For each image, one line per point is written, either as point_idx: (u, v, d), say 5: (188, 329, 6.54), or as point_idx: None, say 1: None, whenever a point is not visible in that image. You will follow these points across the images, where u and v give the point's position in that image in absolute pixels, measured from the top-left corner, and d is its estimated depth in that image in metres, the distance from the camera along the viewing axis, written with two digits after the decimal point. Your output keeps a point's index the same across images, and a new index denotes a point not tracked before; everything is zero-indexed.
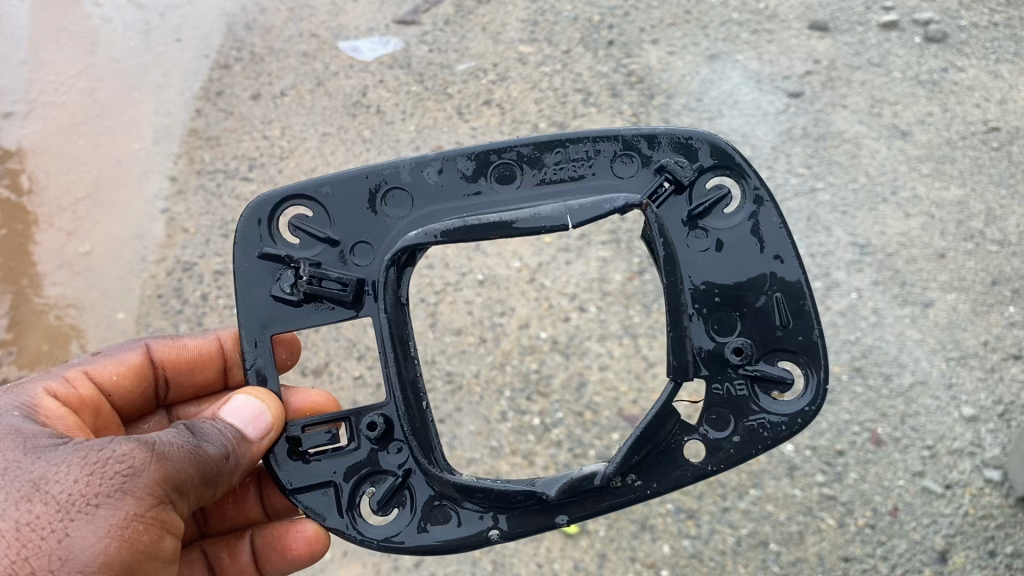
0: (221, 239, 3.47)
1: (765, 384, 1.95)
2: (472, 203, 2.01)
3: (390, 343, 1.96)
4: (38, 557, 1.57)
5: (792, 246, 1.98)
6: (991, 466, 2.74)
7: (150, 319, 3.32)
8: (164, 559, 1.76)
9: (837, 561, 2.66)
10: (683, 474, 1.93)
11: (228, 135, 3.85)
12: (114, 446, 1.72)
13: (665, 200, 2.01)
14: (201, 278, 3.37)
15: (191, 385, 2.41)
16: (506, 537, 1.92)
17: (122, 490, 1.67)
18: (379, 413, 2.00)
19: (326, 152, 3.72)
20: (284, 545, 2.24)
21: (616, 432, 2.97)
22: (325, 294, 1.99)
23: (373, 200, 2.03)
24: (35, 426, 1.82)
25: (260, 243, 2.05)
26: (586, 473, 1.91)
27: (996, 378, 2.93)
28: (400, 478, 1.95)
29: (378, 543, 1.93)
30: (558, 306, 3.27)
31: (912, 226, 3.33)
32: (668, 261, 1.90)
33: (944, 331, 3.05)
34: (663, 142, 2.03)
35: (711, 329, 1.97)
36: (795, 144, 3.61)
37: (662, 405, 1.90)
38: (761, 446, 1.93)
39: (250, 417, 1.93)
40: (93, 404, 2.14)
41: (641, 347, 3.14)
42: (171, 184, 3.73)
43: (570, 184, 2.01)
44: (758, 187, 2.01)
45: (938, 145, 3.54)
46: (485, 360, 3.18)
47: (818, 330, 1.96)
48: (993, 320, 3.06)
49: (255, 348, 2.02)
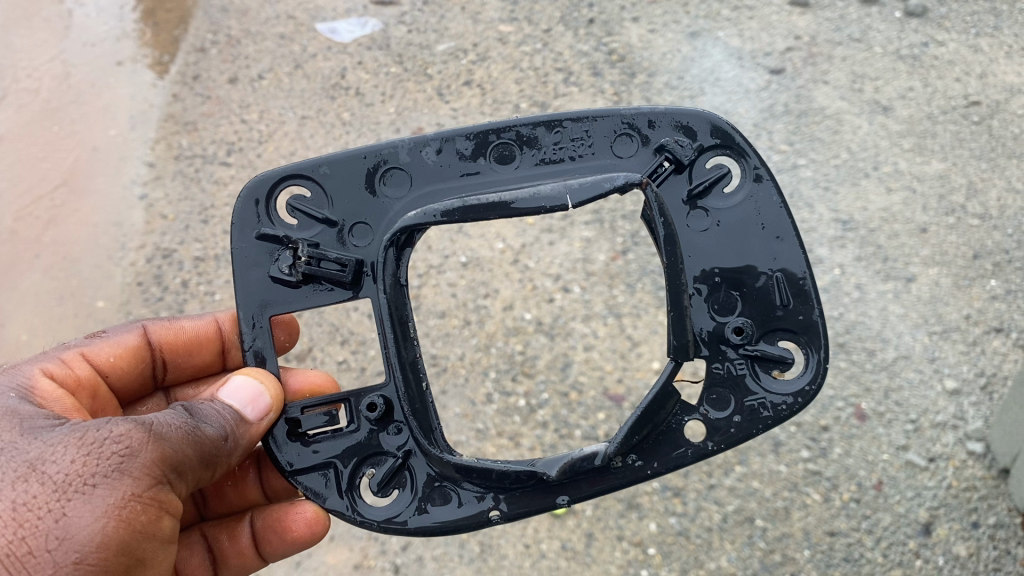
0: (201, 225, 3.44)
1: (766, 363, 1.93)
2: (472, 183, 1.97)
3: (389, 325, 1.93)
4: (36, 537, 1.53)
5: (791, 224, 1.96)
6: (974, 438, 2.75)
7: (130, 307, 3.28)
8: (163, 540, 1.72)
9: (823, 536, 2.66)
10: (683, 454, 1.91)
11: (206, 120, 3.81)
12: (111, 426, 1.67)
13: (665, 179, 1.98)
14: (181, 265, 3.34)
15: (189, 366, 2.37)
16: (506, 518, 1.90)
17: (120, 470, 1.62)
18: (379, 394, 1.96)
19: (305, 135, 3.68)
20: (284, 528, 2.17)
21: (602, 412, 2.97)
22: (323, 275, 1.95)
23: (371, 180, 1.99)
24: (34, 407, 1.78)
25: (258, 224, 2.00)
26: (586, 453, 1.87)
27: (978, 351, 2.94)
28: (399, 459, 1.92)
29: (378, 524, 1.90)
30: (542, 287, 3.26)
31: (894, 201, 3.34)
32: (667, 241, 1.87)
33: (926, 305, 3.07)
34: (663, 122, 1.99)
35: (711, 309, 1.94)
36: (777, 121, 3.60)
37: (662, 385, 1.88)
38: (762, 425, 1.90)
39: (250, 398, 1.88)
40: (91, 385, 2.10)
41: (625, 327, 3.14)
42: (149, 170, 3.69)
43: (569, 164, 1.98)
44: (758, 166, 1.98)
45: (919, 120, 3.54)
46: (470, 343, 3.17)
47: (818, 310, 1.92)
48: (975, 294, 3.07)
49: (254, 330, 1.97)
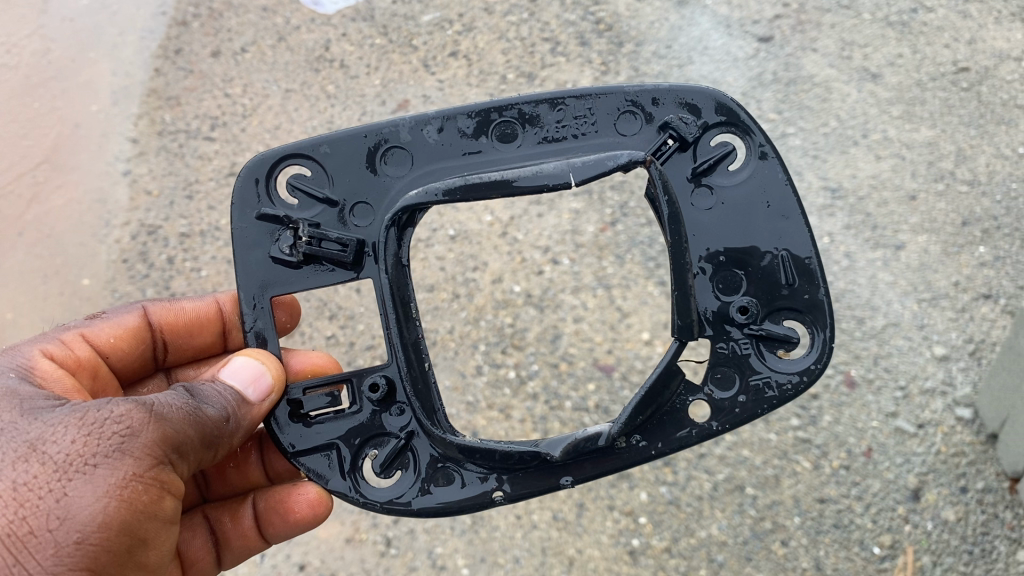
0: (186, 200, 3.41)
1: (771, 343, 1.92)
2: (474, 162, 1.96)
3: (391, 305, 1.92)
4: (36, 517, 1.52)
5: (796, 202, 1.95)
6: (963, 404, 2.76)
7: (116, 285, 3.26)
8: (163, 520, 1.71)
9: (813, 503, 2.67)
10: (687, 435, 1.89)
11: (189, 94, 3.76)
12: (111, 406, 1.66)
13: (668, 158, 1.97)
14: (166, 242, 3.31)
15: (190, 348, 2.36)
16: (509, 499, 1.89)
17: (121, 450, 1.61)
18: (381, 374, 1.96)
19: (290, 109, 3.63)
20: (287, 509, 2.17)
21: (592, 383, 2.96)
22: (324, 255, 1.94)
23: (372, 160, 1.98)
24: (33, 388, 1.76)
25: (259, 204, 1.99)
26: (591, 433, 1.86)
27: (967, 317, 2.94)
28: (402, 439, 1.92)
29: (380, 506, 1.89)
30: (532, 259, 3.24)
31: (883, 169, 3.33)
32: (672, 220, 1.87)
33: (915, 273, 3.07)
34: (666, 100, 1.99)
35: (716, 288, 1.94)
36: (765, 89, 3.57)
37: (667, 365, 1.86)
38: (767, 405, 1.90)
39: (247, 378, 1.88)
40: (91, 366, 2.07)
41: (615, 298, 3.13)
42: (132, 146, 3.64)
43: (572, 142, 1.97)
44: (763, 143, 1.97)
45: (909, 87, 3.52)
46: (459, 316, 3.16)
47: (824, 289, 1.92)
48: (963, 261, 3.07)
49: (255, 310, 1.96)
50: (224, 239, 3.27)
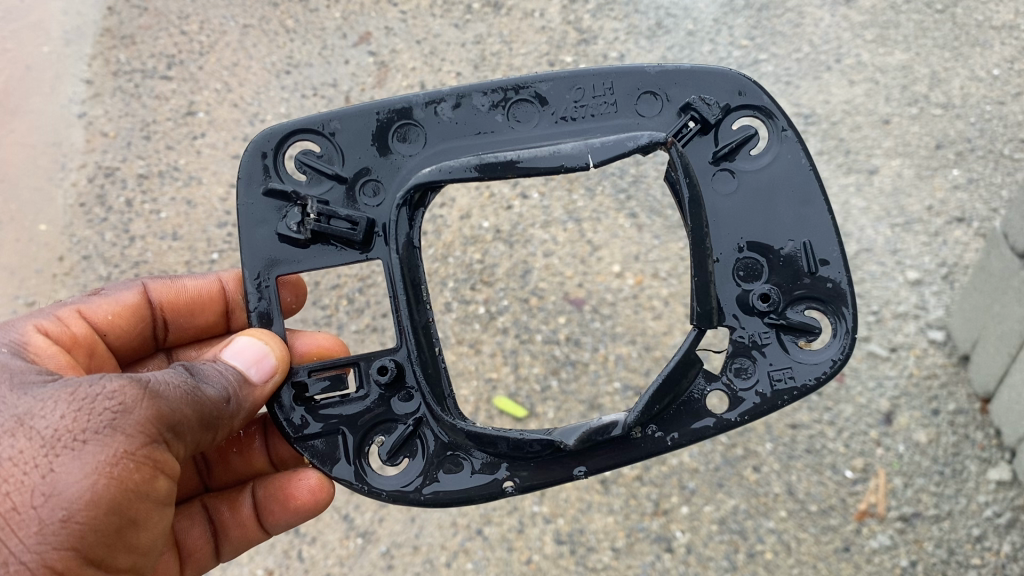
0: (143, 141, 3.31)
1: (791, 333, 1.76)
2: (489, 141, 1.82)
3: (401, 283, 1.75)
4: (19, 494, 1.35)
5: (819, 188, 1.80)
6: (935, 327, 2.74)
7: (74, 229, 3.17)
8: (160, 502, 1.53)
9: (785, 429, 2.63)
10: (705, 427, 1.73)
11: (144, 33, 3.63)
12: (105, 378, 1.48)
13: (689, 140, 1.82)
14: (125, 183, 3.22)
15: (192, 328, 2.19)
16: (520, 490, 1.73)
17: (112, 425, 1.43)
18: (390, 357, 1.79)
19: (247, 45, 3.52)
20: (287, 496, 1.98)
21: (562, 316, 2.91)
22: (332, 233, 1.79)
23: (383, 136, 1.83)
24: (24, 364, 1.60)
25: (266, 179, 1.84)
26: (604, 423, 1.70)
27: (940, 241, 2.91)
28: (411, 426, 1.75)
29: (387, 494, 1.73)
30: (500, 194, 3.17)
31: (856, 94, 3.26)
32: (693, 204, 1.74)
33: (888, 198, 3.03)
34: (687, 82, 1.84)
35: (736, 275, 1.78)
36: (737, 15, 3.48)
37: (684, 353, 1.71)
38: (788, 397, 1.73)
39: (252, 358, 1.72)
40: (88, 343, 1.92)
41: (585, 232, 3.07)
42: (86, 87, 3.52)
43: (591, 123, 1.83)
44: (786, 127, 1.83)
45: (882, 10, 3.45)
46: (427, 254, 3.10)
47: (847, 276, 1.76)
48: (937, 185, 3.03)
49: (259, 289, 1.81)
50: (183, 180, 3.19)
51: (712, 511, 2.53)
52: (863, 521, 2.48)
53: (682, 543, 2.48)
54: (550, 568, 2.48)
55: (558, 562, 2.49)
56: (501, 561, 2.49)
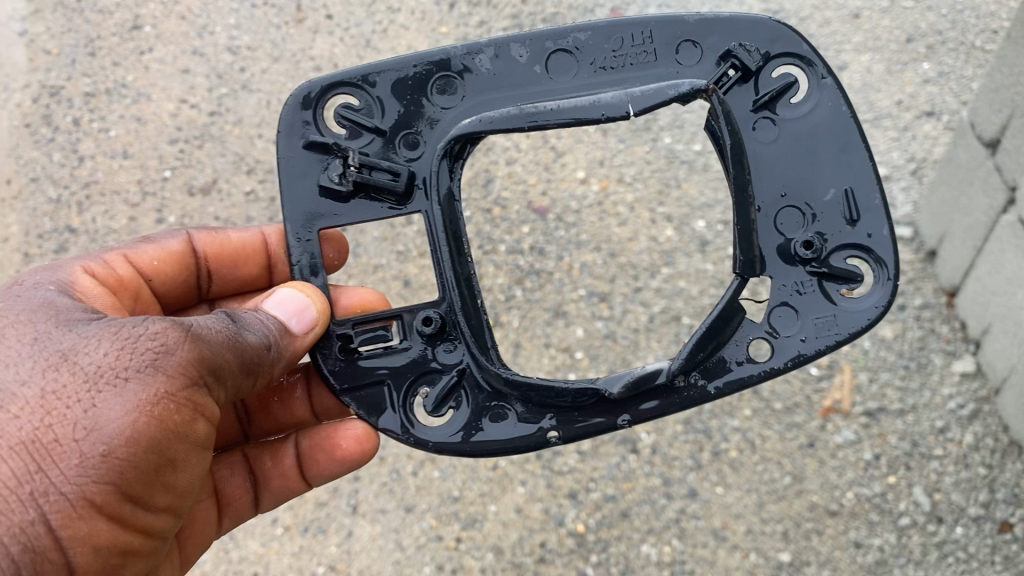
0: (88, 57, 3.19)
1: (834, 279, 1.68)
2: (530, 92, 1.74)
3: (443, 233, 1.67)
4: (62, 427, 1.29)
5: (861, 136, 1.73)
6: (902, 224, 2.71)
7: (20, 151, 3.06)
8: (198, 446, 1.46)
9: None
10: (750, 375, 1.64)
11: None
12: (147, 322, 1.42)
13: (730, 89, 1.75)
14: (70, 102, 3.10)
15: (235, 278, 2.04)
16: (563, 440, 1.64)
17: (154, 366, 1.37)
18: (434, 308, 1.70)
19: None
20: (335, 445, 1.88)
21: (526, 226, 2.80)
22: (374, 185, 1.70)
23: (422, 87, 1.74)
24: (72, 298, 1.52)
25: (305, 131, 1.74)
26: (649, 371, 1.61)
27: (909, 136, 2.86)
28: (457, 376, 1.66)
29: (435, 446, 1.64)
30: None
31: None
32: (734, 152, 1.65)
33: (858, 93, 2.95)
34: (729, 27, 1.76)
35: (778, 224, 1.70)
36: None
37: (727, 303, 1.62)
38: (830, 343, 1.65)
39: (294, 309, 1.63)
40: (133, 287, 1.83)
41: (548, 138, 2.94)
42: (26, 3, 3.37)
43: (631, 71, 1.75)
44: (827, 75, 1.76)
45: None
46: None
47: (890, 220, 1.68)
48: (907, 79, 2.95)
49: (302, 244, 1.71)
50: (132, 97, 3.07)
51: (678, 412, 2.47)
52: (829, 417, 2.43)
53: (647, 445, 2.44)
54: (515, 473, 2.43)
55: (525, 468, 2.43)
56: (466, 468, 2.45)
